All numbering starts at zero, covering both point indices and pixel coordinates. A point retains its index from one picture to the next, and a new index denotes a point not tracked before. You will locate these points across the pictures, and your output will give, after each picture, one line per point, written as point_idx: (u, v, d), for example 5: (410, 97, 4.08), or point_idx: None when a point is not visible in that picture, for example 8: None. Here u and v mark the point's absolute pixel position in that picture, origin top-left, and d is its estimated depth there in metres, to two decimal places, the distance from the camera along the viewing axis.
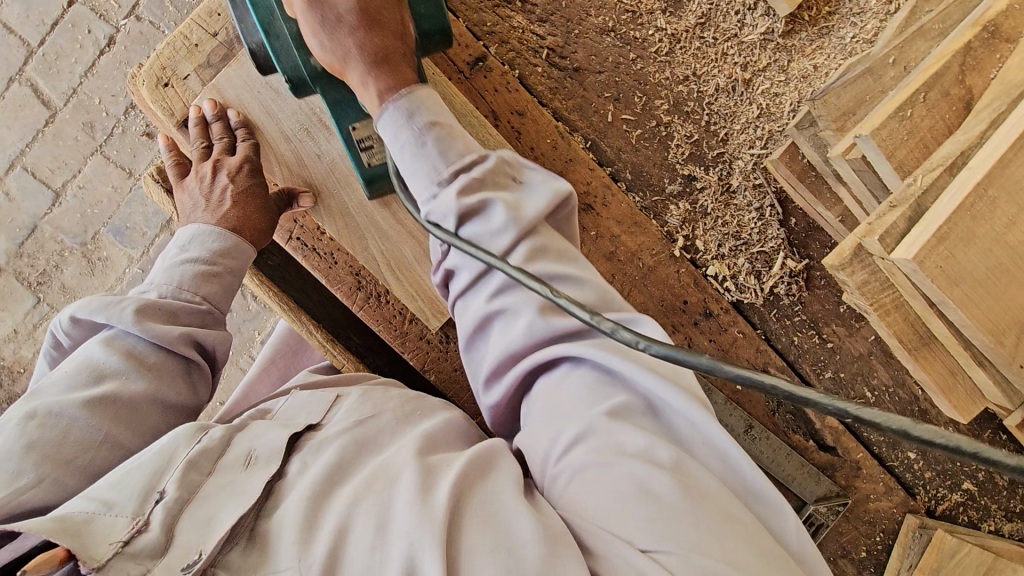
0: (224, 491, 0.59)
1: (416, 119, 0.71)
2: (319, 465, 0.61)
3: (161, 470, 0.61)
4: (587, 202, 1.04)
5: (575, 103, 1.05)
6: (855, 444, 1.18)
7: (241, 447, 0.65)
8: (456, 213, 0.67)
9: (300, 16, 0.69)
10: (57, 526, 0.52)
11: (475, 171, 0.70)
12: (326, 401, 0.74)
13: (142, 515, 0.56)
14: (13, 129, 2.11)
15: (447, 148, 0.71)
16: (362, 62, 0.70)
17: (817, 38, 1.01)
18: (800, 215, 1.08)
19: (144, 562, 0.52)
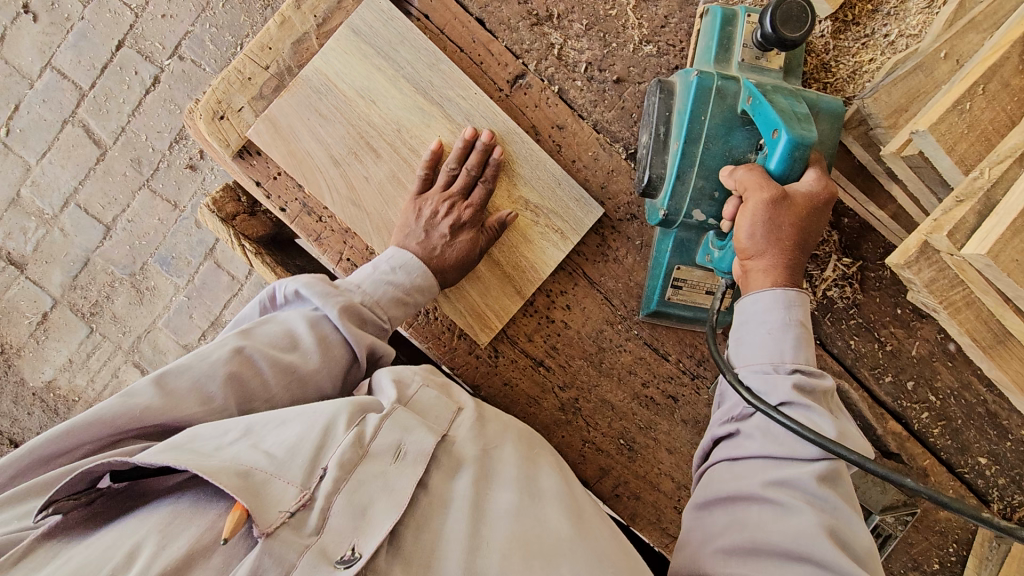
0: (378, 480, 0.68)
1: (792, 312, 0.75)
2: (459, 487, 0.75)
3: (324, 448, 0.68)
4: (631, 212, 1.04)
5: (616, 113, 1.02)
6: (919, 450, 1.12)
7: (392, 436, 0.73)
8: (776, 397, 0.72)
9: (747, 206, 0.76)
10: (244, 484, 0.60)
11: (813, 382, 0.73)
12: (451, 411, 0.84)
13: (308, 489, 0.64)
14: (65, 167, 2.21)
15: (801, 350, 0.75)
16: (774, 253, 0.76)
17: (863, 37, 0.95)
18: (853, 216, 1.05)
19: (304, 537, 0.61)
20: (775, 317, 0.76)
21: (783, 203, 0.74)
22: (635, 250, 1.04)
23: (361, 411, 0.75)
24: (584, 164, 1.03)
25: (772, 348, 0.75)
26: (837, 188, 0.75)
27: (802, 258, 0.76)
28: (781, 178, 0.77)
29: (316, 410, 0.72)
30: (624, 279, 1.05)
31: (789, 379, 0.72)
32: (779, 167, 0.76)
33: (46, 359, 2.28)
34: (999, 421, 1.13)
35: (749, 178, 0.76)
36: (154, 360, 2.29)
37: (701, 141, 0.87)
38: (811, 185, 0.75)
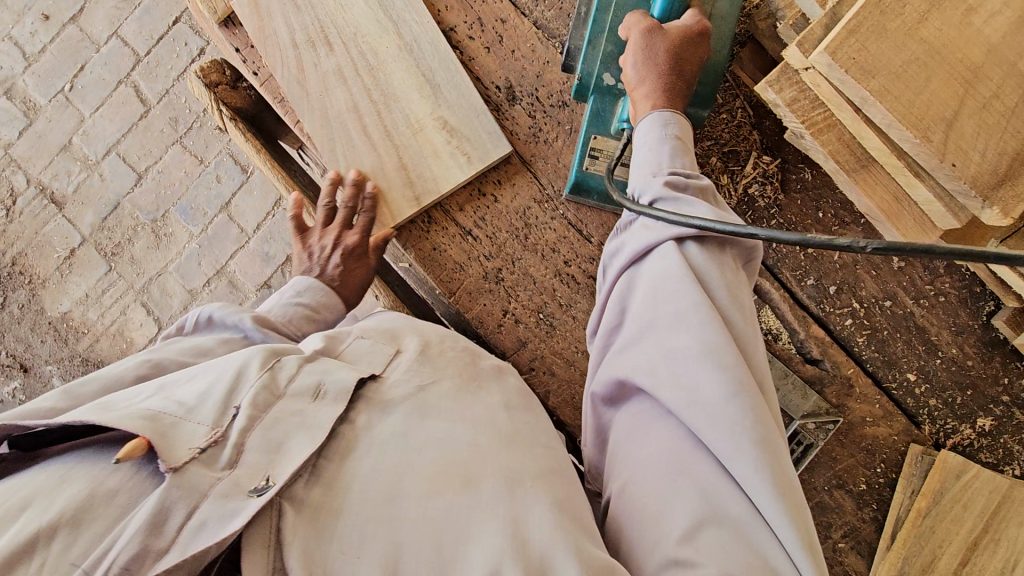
0: (294, 417, 0.70)
1: (668, 127, 0.83)
2: (387, 424, 0.75)
3: (236, 389, 0.70)
4: (563, 100, 1.13)
5: (555, 13, 1.14)
6: (844, 358, 1.10)
7: (312, 378, 0.75)
8: (652, 193, 0.79)
9: (632, 40, 0.87)
10: (151, 426, 0.61)
11: (689, 181, 0.80)
12: (386, 353, 0.89)
13: (219, 426, 0.66)
14: (113, 121, 2.49)
15: (678, 159, 0.82)
16: (655, 77, 0.85)
17: None
18: (773, 118, 1.12)
19: (215, 471, 0.61)
20: (655, 134, 0.83)
21: (658, 32, 0.85)
22: (565, 135, 1.13)
23: (277, 354, 0.78)
24: (522, 55, 1.14)
25: (650, 159, 0.82)
26: (708, 23, 0.87)
27: (682, 80, 0.86)
28: (665, 20, 0.90)
29: (229, 360, 0.75)
30: (553, 160, 1.13)
31: (664, 179, 0.79)
32: (661, 11, 0.90)
33: (66, 292, 2.47)
34: (928, 337, 1.10)
35: (634, 21, 0.89)
36: (159, 302, 2.43)
37: (610, 9, 0.98)
38: (690, 23, 0.87)
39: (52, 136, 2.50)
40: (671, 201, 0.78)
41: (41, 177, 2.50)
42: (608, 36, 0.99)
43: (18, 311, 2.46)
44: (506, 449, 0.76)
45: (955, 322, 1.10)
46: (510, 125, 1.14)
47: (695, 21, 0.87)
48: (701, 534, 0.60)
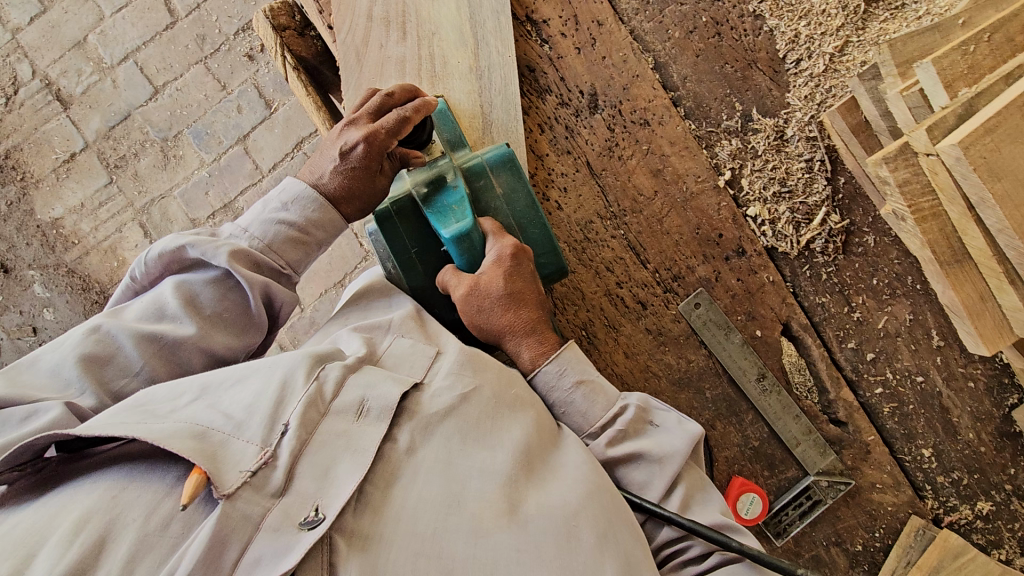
0: (342, 440, 0.74)
1: (569, 377, 0.89)
2: (428, 449, 0.77)
3: (283, 403, 0.74)
4: (645, 118, 1.10)
5: (653, 26, 1.10)
6: (867, 425, 1.13)
7: (355, 393, 0.78)
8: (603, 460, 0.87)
9: (461, 302, 0.91)
10: (200, 450, 0.67)
11: (620, 422, 0.88)
12: (426, 356, 0.86)
13: (267, 447, 0.71)
14: (135, 27, 2.33)
15: (593, 404, 0.88)
16: (508, 328, 0.91)
17: (894, 8, 1.04)
18: (849, 178, 1.10)
19: (266, 499, 0.68)
20: (563, 386, 0.89)
21: (480, 288, 0.89)
22: (641, 155, 1.10)
23: (321, 363, 0.80)
24: (613, 63, 1.09)
25: (578, 421, 0.89)
26: (513, 242, 0.92)
27: (536, 311, 0.92)
28: (469, 267, 0.93)
29: (277, 365, 0.78)
30: (623, 178, 1.10)
31: (605, 440, 0.87)
32: (465, 262, 0.93)
33: (60, 197, 2.35)
34: (949, 418, 1.13)
35: (449, 278, 0.93)
36: (158, 226, 2.33)
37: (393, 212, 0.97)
38: (501, 290, 0.89)
39: (65, 29, 2.34)
40: (623, 451, 0.87)
41: (48, 71, 2.34)
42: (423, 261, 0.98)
43: (4, 208, 2.34)
44: (549, 486, 0.78)
45: (977, 408, 1.13)
46: (587, 134, 1.10)
47: (496, 261, 0.90)
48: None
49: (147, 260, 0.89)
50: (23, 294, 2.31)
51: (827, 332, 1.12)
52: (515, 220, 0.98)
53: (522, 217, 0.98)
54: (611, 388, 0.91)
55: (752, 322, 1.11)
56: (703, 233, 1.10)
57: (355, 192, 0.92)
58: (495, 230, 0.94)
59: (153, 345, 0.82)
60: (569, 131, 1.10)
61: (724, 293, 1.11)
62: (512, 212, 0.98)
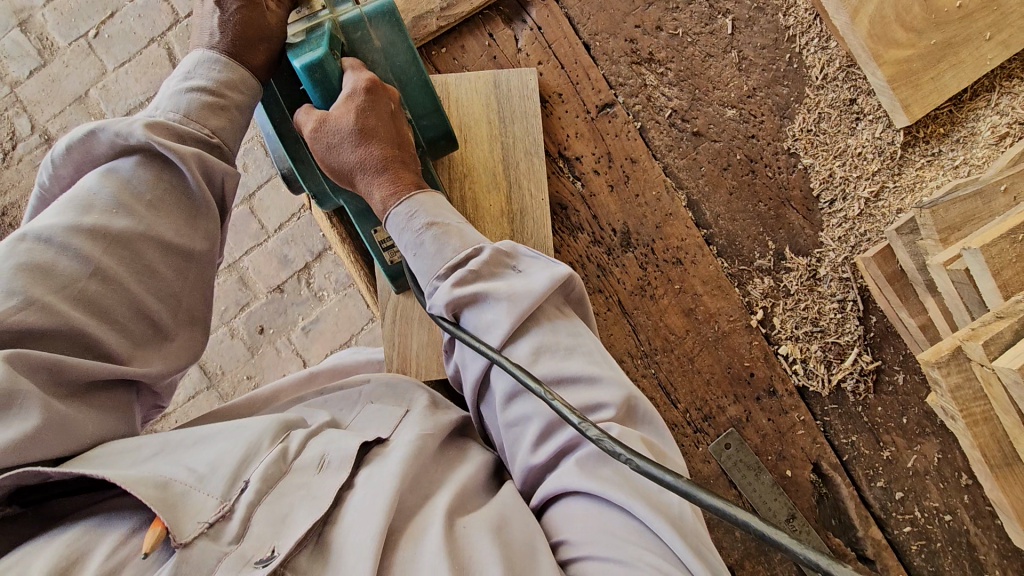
0: (300, 492, 0.64)
1: (416, 220, 0.77)
2: (379, 476, 0.66)
3: (249, 459, 0.66)
4: (678, 257, 1.08)
5: (687, 163, 1.08)
6: (895, 563, 1.12)
7: (317, 449, 0.69)
8: (446, 308, 0.72)
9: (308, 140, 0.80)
10: (160, 498, 0.59)
11: (472, 263, 0.73)
12: (395, 417, 0.80)
13: (229, 500, 0.62)
14: (138, 82, 2.27)
15: (444, 246, 0.76)
16: (360, 167, 0.80)
17: (930, 155, 1.03)
18: (881, 317, 1.09)
19: (222, 545, 0.58)
20: (407, 233, 0.77)
21: (327, 125, 0.78)
22: (673, 293, 1.08)
23: (288, 426, 0.72)
24: (646, 200, 1.07)
25: (427, 271, 0.76)
26: (372, 78, 0.79)
27: (394, 151, 0.81)
28: (325, 104, 0.80)
29: (239, 427, 0.69)
30: (655, 317, 1.08)
31: (452, 280, 0.73)
32: (321, 99, 0.80)
33: None
34: (977, 556, 1.12)
35: (302, 118, 0.81)
36: None
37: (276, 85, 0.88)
38: (351, 125, 0.77)
39: (66, 83, 2.28)
40: (470, 292, 0.72)
41: (47, 125, 2.28)
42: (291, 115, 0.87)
43: None
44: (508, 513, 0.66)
45: (1004, 546, 1.12)
46: (619, 272, 1.08)
47: (347, 95, 0.78)
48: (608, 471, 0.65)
49: (56, 161, 0.76)
50: None
51: (856, 469, 1.12)
52: (393, 74, 0.85)
53: (402, 72, 0.85)
54: (473, 233, 0.78)
55: (782, 461, 1.11)
56: (734, 371, 1.09)
57: (251, 37, 0.80)
58: (357, 65, 0.81)
59: (93, 239, 0.67)
60: (601, 269, 1.07)
61: (754, 433, 1.10)
62: (392, 67, 0.85)
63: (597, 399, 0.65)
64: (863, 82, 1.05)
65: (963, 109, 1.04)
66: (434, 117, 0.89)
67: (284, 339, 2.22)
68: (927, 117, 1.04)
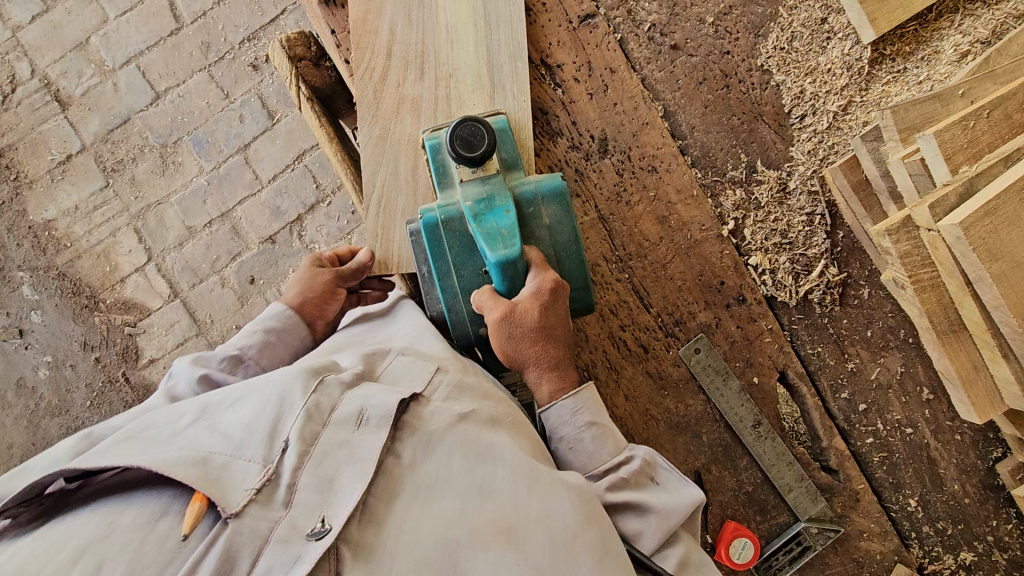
0: (343, 451, 0.68)
1: (580, 417, 0.85)
2: (432, 463, 0.71)
3: (280, 418, 0.70)
4: (653, 166, 1.12)
5: (664, 75, 1.12)
6: (857, 473, 1.15)
7: (355, 403, 0.73)
8: (598, 482, 0.81)
9: (492, 330, 0.86)
10: (201, 475, 0.62)
11: (618, 467, 0.83)
12: (425, 371, 0.83)
13: (270, 463, 0.66)
14: (139, 31, 2.32)
15: (602, 446, 0.84)
16: (533, 362, 0.87)
17: (896, 71, 1.07)
18: (848, 231, 1.12)
19: (272, 510, 0.62)
20: (577, 422, 0.85)
21: (516, 318, 0.84)
22: (648, 201, 1.12)
23: (316, 374, 0.76)
24: (623, 109, 1.11)
25: (581, 459, 0.84)
26: (556, 279, 0.86)
27: (563, 348, 0.88)
28: (510, 294, 0.88)
29: (272, 382, 0.74)
30: (630, 224, 1.12)
31: (593, 444, 0.84)
32: (505, 287, 0.87)
33: (54, 199, 2.32)
34: (936, 469, 1.16)
35: (483, 301, 0.87)
36: (154, 231, 2.31)
37: (451, 272, 0.92)
38: (534, 323, 0.85)
39: (68, 30, 2.32)
40: (620, 496, 0.80)
41: (48, 71, 2.32)
42: (459, 278, 0.91)
43: None
44: (526, 533, 0.68)
45: (964, 460, 1.15)
46: (596, 178, 1.12)
47: (534, 293, 0.85)
48: (664, 554, 0.79)
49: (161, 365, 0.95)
50: (14, 295, 2.29)
51: (822, 381, 1.15)
52: (554, 249, 0.92)
53: (562, 249, 0.92)
54: (621, 435, 0.87)
55: (749, 369, 1.14)
56: (705, 279, 1.13)
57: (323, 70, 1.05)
58: (540, 262, 0.88)
59: None
60: (579, 174, 1.11)
61: (723, 340, 1.13)
62: (554, 245, 0.92)
63: (637, 528, 0.80)
64: (833, 1, 1.10)
65: (928, 29, 1.08)
66: (580, 292, 0.95)
67: (276, 288, 2.26)
68: (894, 35, 1.08)
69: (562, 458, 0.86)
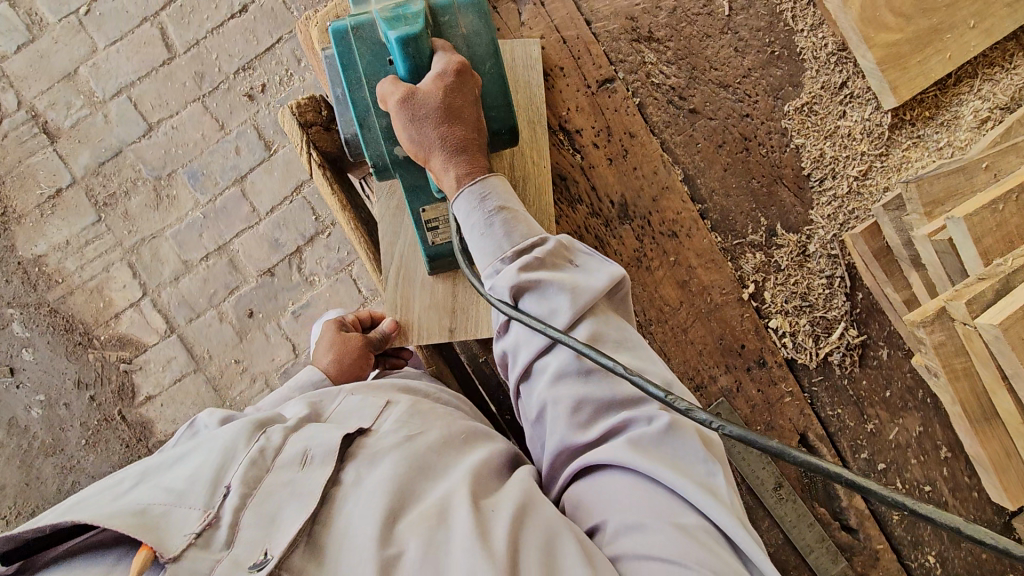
0: (286, 488, 0.67)
1: (488, 203, 0.80)
2: (373, 477, 0.68)
3: (226, 462, 0.68)
4: (673, 230, 1.11)
5: (683, 139, 1.11)
6: (876, 532, 1.16)
7: (298, 445, 0.71)
8: (513, 287, 0.74)
9: (393, 115, 0.79)
10: (139, 523, 0.60)
11: (538, 251, 0.76)
12: (376, 406, 0.81)
13: (212, 509, 0.64)
14: (129, 60, 2.26)
15: (512, 231, 0.79)
16: (439, 143, 0.80)
17: (915, 137, 1.08)
18: (867, 294, 1.12)
19: (215, 552, 0.60)
20: (478, 216, 0.79)
21: (417, 99, 0.78)
22: (668, 266, 1.11)
23: (260, 425, 0.75)
24: (643, 174, 1.10)
25: (491, 253, 0.78)
26: (462, 61, 0.80)
27: (472, 132, 0.81)
28: (413, 80, 0.81)
29: (216, 434, 0.72)
30: (651, 289, 1.11)
31: (518, 263, 0.75)
32: (408, 71, 0.81)
33: (44, 234, 2.26)
34: (954, 527, 1.16)
35: (387, 89, 0.80)
36: (148, 266, 2.26)
37: (362, 82, 0.85)
38: (437, 104, 0.78)
39: (55, 59, 2.26)
40: (537, 277, 0.74)
41: (35, 102, 2.26)
42: (368, 86, 0.85)
43: None
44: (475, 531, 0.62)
45: (981, 517, 1.16)
46: (616, 244, 1.10)
47: (438, 75, 0.78)
48: (637, 522, 0.62)
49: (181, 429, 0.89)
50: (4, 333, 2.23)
51: (842, 441, 1.15)
52: (469, 52, 0.86)
53: (478, 56, 0.86)
54: (538, 225, 0.81)
55: (770, 432, 1.13)
56: (726, 343, 1.12)
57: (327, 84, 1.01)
58: (446, 48, 0.82)
59: None
60: (599, 240, 1.10)
61: (744, 403, 1.13)
62: (470, 53, 0.86)
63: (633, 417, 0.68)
64: (853, 66, 1.09)
65: (947, 94, 1.08)
66: (499, 111, 0.87)
67: (276, 323, 2.23)
68: (914, 101, 1.08)
69: (475, 253, 0.81)
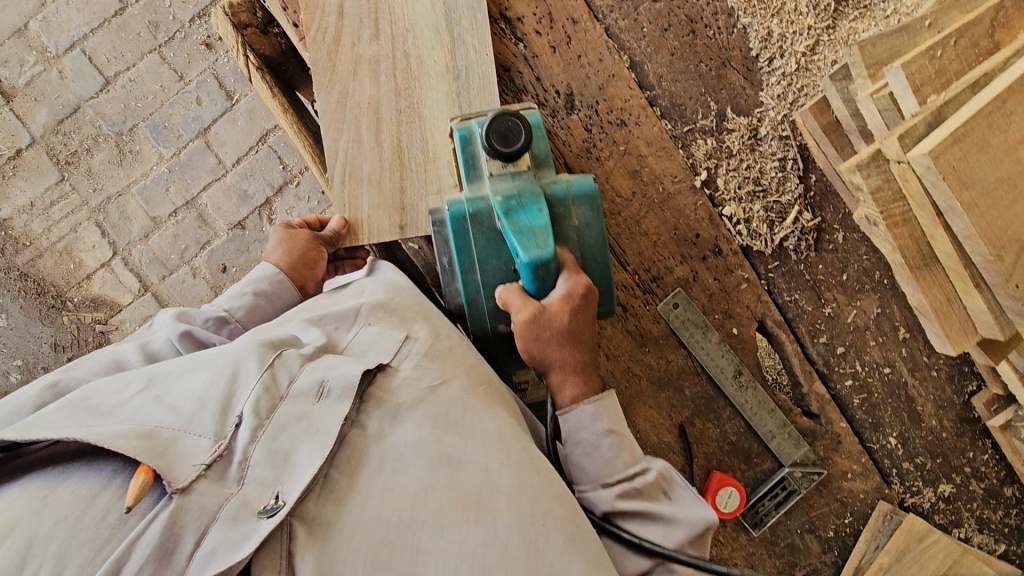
0: (299, 423, 0.65)
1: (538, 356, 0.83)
2: (400, 433, 0.69)
3: (235, 388, 0.67)
4: (621, 119, 1.09)
5: (628, 24, 1.10)
6: (838, 416, 1.16)
7: (314, 375, 0.70)
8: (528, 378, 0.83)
9: None
10: (146, 447, 0.58)
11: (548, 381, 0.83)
12: (393, 341, 0.80)
13: (223, 439, 0.62)
14: (81, 13, 2.21)
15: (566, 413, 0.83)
16: None
17: (862, 7, 1.08)
18: (820, 176, 1.11)
19: (226, 487, 0.59)
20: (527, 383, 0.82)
21: None
22: (618, 156, 1.09)
23: (277, 347, 0.73)
24: (588, 61, 1.08)
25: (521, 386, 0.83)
26: None
27: None
28: None
29: (226, 354, 0.70)
30: (602, 181, 1.09)
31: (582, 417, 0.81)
32: None
33: (8, 196, 2.23)
34: (914, 406, 1.17)
35: None
36: (116, 224, 2.22)
37: None
38: None
39: (4, 15, 2.20)
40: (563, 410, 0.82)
41: None
42: None
43: None
44: (489, 497, 0.66)
45: (940, 395, 1.17)
46: (564, 135, 1.08)
47: None
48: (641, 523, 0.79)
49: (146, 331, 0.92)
50: None
51: (800, 327, 1.15)
52: None
53: None
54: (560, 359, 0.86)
55: (728, 320, 1.13)
56: (680, 232, 1.11)
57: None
58: None
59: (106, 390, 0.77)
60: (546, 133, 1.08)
61: (701, 293, 1.12)
62: None
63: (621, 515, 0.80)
64: None
65: None
66: None
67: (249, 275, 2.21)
68: None
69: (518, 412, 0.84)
